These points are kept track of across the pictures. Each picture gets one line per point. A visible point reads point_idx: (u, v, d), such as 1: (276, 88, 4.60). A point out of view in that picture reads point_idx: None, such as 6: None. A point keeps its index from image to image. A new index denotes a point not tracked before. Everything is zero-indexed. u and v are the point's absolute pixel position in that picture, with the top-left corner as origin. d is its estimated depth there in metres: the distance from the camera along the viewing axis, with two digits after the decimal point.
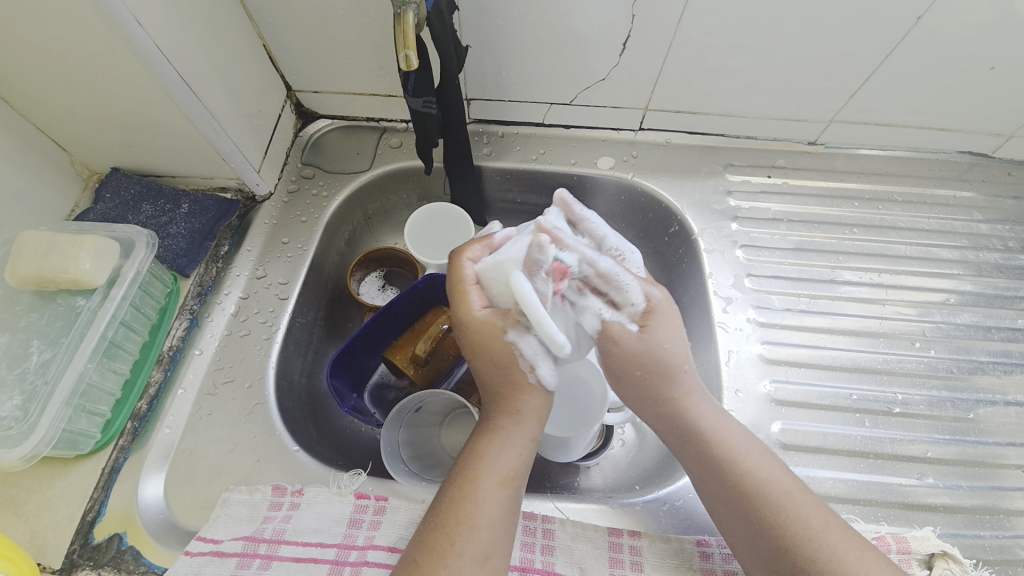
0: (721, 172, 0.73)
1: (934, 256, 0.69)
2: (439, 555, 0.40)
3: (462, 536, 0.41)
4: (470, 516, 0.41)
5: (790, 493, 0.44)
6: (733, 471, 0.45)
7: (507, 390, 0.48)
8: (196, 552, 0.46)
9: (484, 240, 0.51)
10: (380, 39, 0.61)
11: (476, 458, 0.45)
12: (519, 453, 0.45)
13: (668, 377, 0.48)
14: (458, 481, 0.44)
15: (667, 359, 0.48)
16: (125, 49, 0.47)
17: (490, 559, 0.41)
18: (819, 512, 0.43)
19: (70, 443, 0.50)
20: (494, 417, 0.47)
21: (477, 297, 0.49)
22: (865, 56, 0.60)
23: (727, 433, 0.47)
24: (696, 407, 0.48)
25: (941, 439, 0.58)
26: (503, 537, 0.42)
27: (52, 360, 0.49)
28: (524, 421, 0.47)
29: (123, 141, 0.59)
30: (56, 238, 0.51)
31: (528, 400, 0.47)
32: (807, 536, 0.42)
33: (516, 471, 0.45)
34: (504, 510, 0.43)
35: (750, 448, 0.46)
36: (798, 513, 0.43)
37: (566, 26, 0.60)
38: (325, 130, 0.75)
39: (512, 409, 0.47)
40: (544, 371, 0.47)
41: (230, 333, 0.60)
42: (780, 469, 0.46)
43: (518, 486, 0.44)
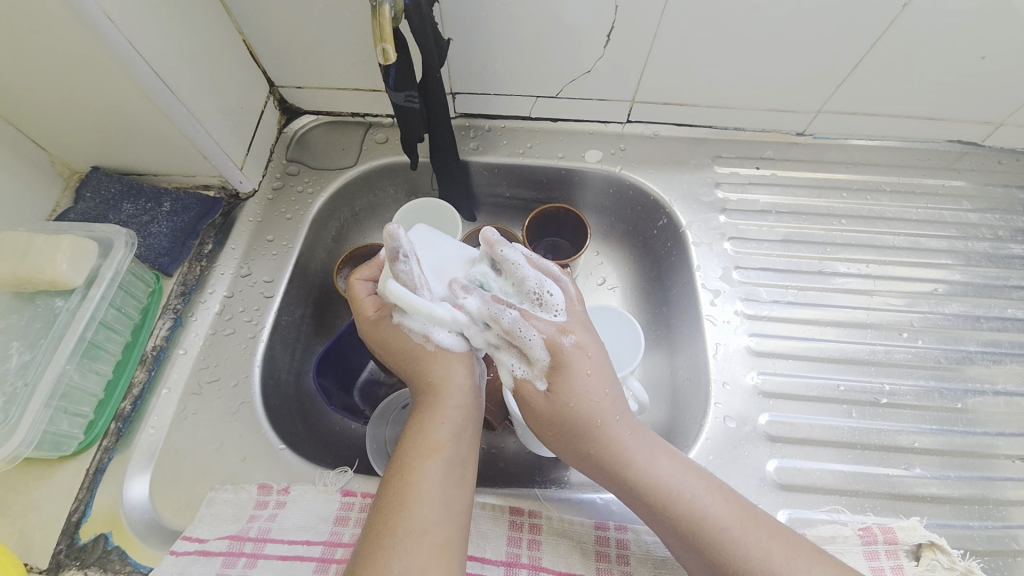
0: (709, 164, 0.73)
1: (923, 246, 0.69)
2: (377, 539, 0.40)
3: (397, 515, 0.40)
4: (404, 493, 0.42)
5: (731, 525, 0.42)
6: (669, 512, 0.44)
7: (423, 366, 0.48)
8: (181, 552, 0.45)
9: (371, 261, 0.54)
10: (361, 33, 0.60)
11: (405, 437, 0.45)
12: (446, 423, 0.45)
13: (580, 432, 0.46)
14: (392, 464, 0.44)
15: (577, 413, 0.45)
16: (97, 46, 0.47)
17: (430, 534, 0.40)
18: (763, 536, 0.42)
19: (53, 444, 0.49)
20: (419, 400, 0.48)
21: (370, 301, 0.52)
22: (853, 45, 0.59)
23: (659, 474, 0.45)
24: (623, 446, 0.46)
25: (929, 429, 0.58)
26: (443, 510, 0.41)
27: (31, 361, 0.49)
28: (447, 392, 0.47)
29: (102, 140, 0.58)
30: (32, 239, 0.51)
31: (445, 370, 0.48)
32: (749, 564, 0.41)
33: (447, 441, 0.45)
34: (437, 480, 0.42)
35: (685, 486, 0.44)
36: (739, 544, 0.41)
37: (550, 17, 0.59)
38: (311, 126, 0.74)
39: (430, 384, 0.48)
40: (441, 337, 0.48)
41: (215, 332, 0.59)
42: (717, 498, 0.44)
43: (451, 455, 0.44)
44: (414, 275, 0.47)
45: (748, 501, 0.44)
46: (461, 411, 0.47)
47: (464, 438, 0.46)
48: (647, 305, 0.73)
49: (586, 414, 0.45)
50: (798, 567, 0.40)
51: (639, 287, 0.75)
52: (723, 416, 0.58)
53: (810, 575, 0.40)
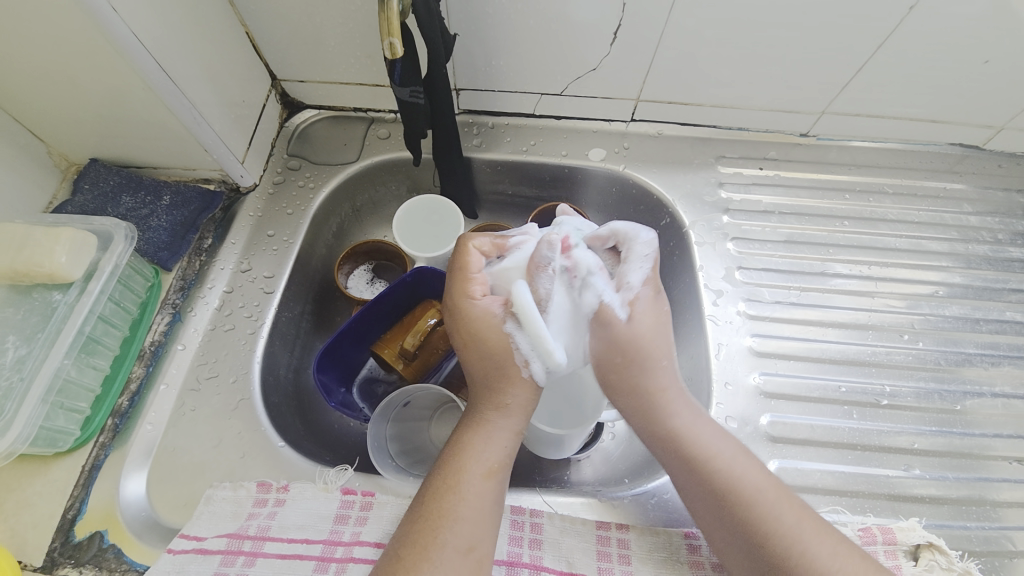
0: (713, 164, 0.73)
1: (924, 248, 0.69)
2: (422, 549, 0.39)
3: (447, 528, 0.40)
4: (455, 507, 0.41)
5: (765, 489, 0.43)
6: (708, 470, 0.44)
7: (500, 384, 0.47)
8: (178, 550, 0.45)
9: (496, 239, 0.53)
10: (365, 27, 0.60)
11: (461, 451, 0.44)
12: (505, 448, 0.45)
13: (640, 365, 0.47)
14: (442, 474, 0.43)
15: (643, 347, 0.48)
16: (100, 36, 0.46)
17: (475, 551, 0.40)
18: (794, 509, 0.42)
19: (49, 440, 0.49)
20: (478, 410, 0.47)
21: (478, 288, 0.50)
22: (858, 47, 0.59)
23: (700, 430, 0.46)
24: (671, 403, 0.47)
25: (929, 431, 0.59)
26: (489, 530, 0.42)
27: (28, 356, 0.48)
28: (511, 418, 0.46)
29: (101, 131, 0.57)
30: (29, 232, 0.50)
31: (516, 395, 0.47)
32: (784, 532, 0.41)
33: (502, 464, 0.44)
34: (489, 502, 0.42)
35: (724, 448, 0.45)
36: (773, 509, 0.42)
37: (556, 14, 0.58)
38: (312, 120, 0.73)
39: (499, 402, 0.47)
40: (537, 368, 0.47)
41: (214, 328, 0.59)
42: (753, 467, 0.45)
43: (503, 479, 0.44)
44: (552, 292, 0.48)
45: (783, 484, 0.44)
46: (519, 439, 0.46)
47: (514, 465, 0.46)
48: None
49: (653, 350, 0.48)
50: (827, 544, 0.41)
51: None
52: (724, 417, 0.58)
53: (840, 556, 0.40)
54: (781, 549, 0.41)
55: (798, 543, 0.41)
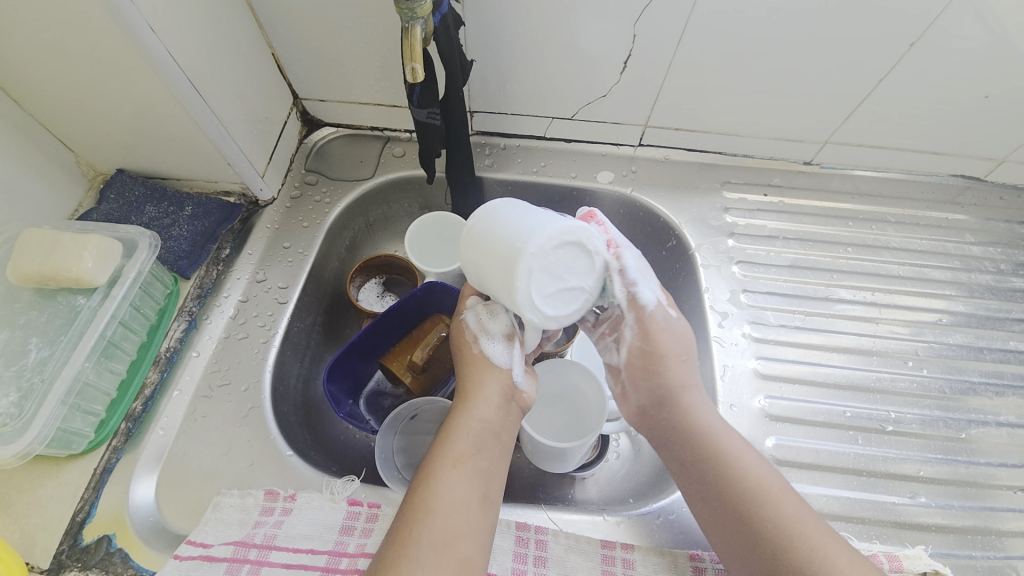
0: (718, 189, 0.75)
1: (927, 276, 0.70)
2: (400, 546, 0.40)
3: (420, 525, 0.41)
4: (425, 501, 0.42)
5: (776, 499, 0.45)
6: (722, 473, 0.47)
7: (461, 368, 0.51)
8: (185, 556, 0.45)
9: None
10: (386, 51, 0.63)
11: (433, 447, 0.46)
12: (469, 433, 0.46)
13: (665, 374, 0.51)
14: (415, 475, 0.45)
15: (667, 361, 0.51)
16: (138, 54, 0.48)
17: (454, 548, 0.40)
18: (808, 522, 0.43)
19: (64, 442, 0.49)
20: (452, 403, 0.50)
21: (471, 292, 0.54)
22: (859, 80, 0.62)
23: (724, 435, 0.49)
24: (691, 407, 0.50)
25: (934, 458, 0.59)
26: (465, 525, 0.41)
27: (50, 357, 0.49)
28: (475, 402, 0.48)
29: (130, 143, 0.60)
30: (59, 237, 0.52)
31: (489, 382, 0.49)
32: (790, 537, 0.43)
33: (470, 451, 0.45)
34: (462, 492, 0.43)
35: (747, 452, 0.48)
36: (784, 519, 0.44)
37: (569, 44, 0.61)
38: (330, 138, 0.76)
39: (465, 386, 0.50)
40: (492, 348, 0.50)
41: (228, 336, 0.60)
42: (774, 478, 0.46)
43: (475, 468, 0.45)
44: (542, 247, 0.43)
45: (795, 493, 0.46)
46: (485, 426, 0.47)
47: (488, 454, 0.46)
48: None
49: (676, 364, 0.51)
50: (840, 557, 0.41)
51: None
52: None
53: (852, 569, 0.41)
54: (789, 554, 0.42)
55: (805, 550, 0.42)
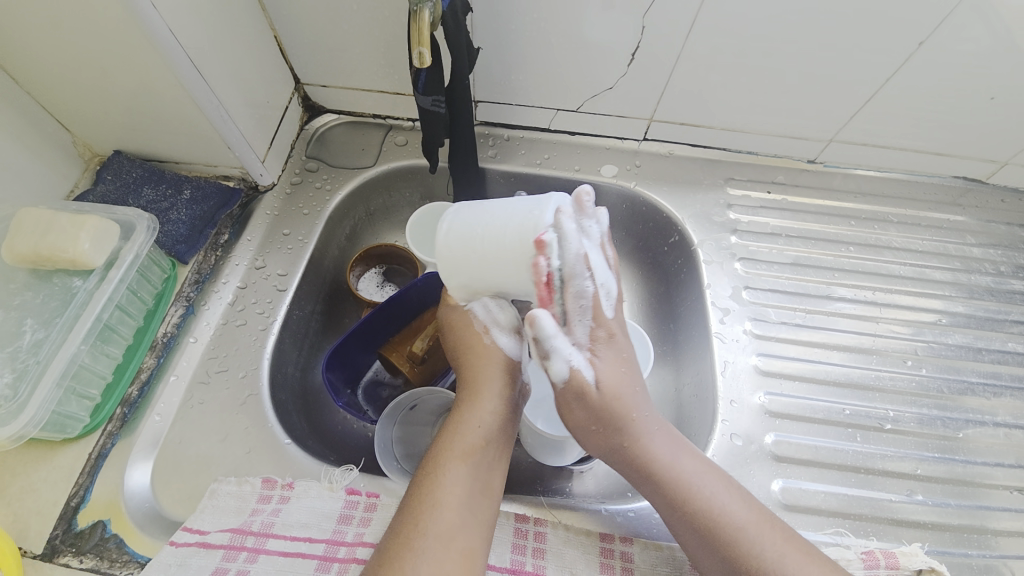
0: (722, 185, 0.74)
1: (927, 277, 0.70)
2: (406, 537, 0.39)
3: (428, 516, 0.40)
4: (432, 492, 0.42)
5: (748, 524, 0.43)
6: (691, 507, 0.44)
7: (469, 358, 0.50)
8: (181, 543, 0.45)
9: None
10: (391, 37, 0.62)
11: (441, 438, 0.46)
12: (480, 427, 0.45)
13: (618, 424, 0.46)
14: (421, 465, 0.44)
15: (620, 405, 0.46)
16: (140, 33, 0.47)
17: (459, 541, 0.40)
18: (778, 541, 0.42)
19: (58, 426, 0.49)
20: (461, 395, 0.49)
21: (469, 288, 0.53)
22: (867, 78, 0.62)
23: (682, 469, 0.46)
24: (647, 448, 0.46)
25: (930, 457, 0.59)
26: (471, 520, 0.41)
27: (45, 339, 0.48)
28: (484, 395, 0.47)
29: (129, 124, 0.59)
30: (54, 217, 0.51)
31: (495, 374, 0.49)
32: (762, 566, 0.41)
33: (479, 445, 0.45)
34: (469, 484, 0.42)
35: (706, 485, 0.45)
36: (756, 545, 0.42)
37: (576, 35, 0.61)
38: (332, 124, 0.75)
39: (476, 378, 0.49)
40: (499, 338, 0.50)
41: (226, 322, 0.59)
42: (738, 500, 0.45)
43: (482, 461, 0.44)
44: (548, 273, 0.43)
45: (763, 507, 0.45)
46: (495, 420, 0.46)
47: (496, 449, 0.46)
48: (656, 320, 0.74)
49: (626, 406, 0.46)
50: (811, 571, 0.41)
51: (646, 302, 0.75)
52: (729, 434, 0.58)
53: None
54: None
55: (777, 573, 0.41)
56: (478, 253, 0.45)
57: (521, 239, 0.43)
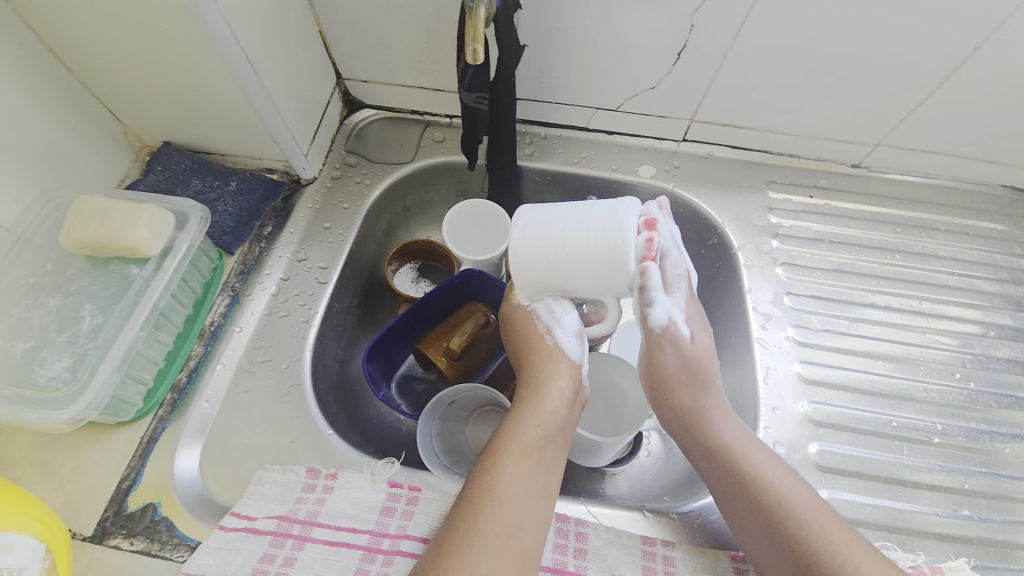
0: (763, 189, 0.73)
1: (975, 287, 0.68)
2: (465, 531, 0.40)
3: (488, 511, 0.41)
4: (493, 487, 0.42)
5: (813, 509, 0.44)
6: (758, 485, 0.46)
7: (529, 357, 0.51)
8: (230, 527, 0.46)
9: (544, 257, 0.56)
10: (436, 34, 0.62)
11: (500, 434, 0.46)
12: (540, 426, 0.46)
13: (701, 387, 0.51)
14: (480, 459, 0.45)
15: (705, 373, 0.51)
16: (199, 27, 0.48)
17: (518, 538, 0.40)
18: (842, 532, 0.43)
19: (113, 410, 0.50)
20: (520, 391, 0.50)
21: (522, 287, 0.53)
22: (921, 82, 0.60)
23: (751, 447, 0.48)
24: (719, 421, 0.50)
25: (978, 472, 0.58)
26: (530, 517, 0.42)
27: (103, 324, 0.50)
28: (543, 394, 0.48)
29: (179, 115, 0.60)
30: (114, 205, 0.52)
31: (555, 374, 0.49)
32: (829, 551, 0.42)
33: (538, 443, 0.45)
34: (527, 483, 0.43)
35: (772, 467, 0.47)
36: (821, 530, 0.43)
37: (622, 34, 0.60)
38: (370, 119, 0.75)
39: (535, 376, 0.49)
40: (561, 336, 0.51)
41: (270, 313, 0.60)
42: (802, 487, 0.46)
43: (540, 460, 0.45)
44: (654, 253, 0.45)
45: (824, 502, 0.46)
46: (554, 419, 0.47)
47: (554, 448, 0.46)
48: None
49: (711, 373, 0.51)
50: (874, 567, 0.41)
51: None
52: (772, 441, 0.57)
53: None
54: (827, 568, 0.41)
55: (843, 561, 0.41)
56: (555, 246, 0.44)
57: (605, 235, 0.43)
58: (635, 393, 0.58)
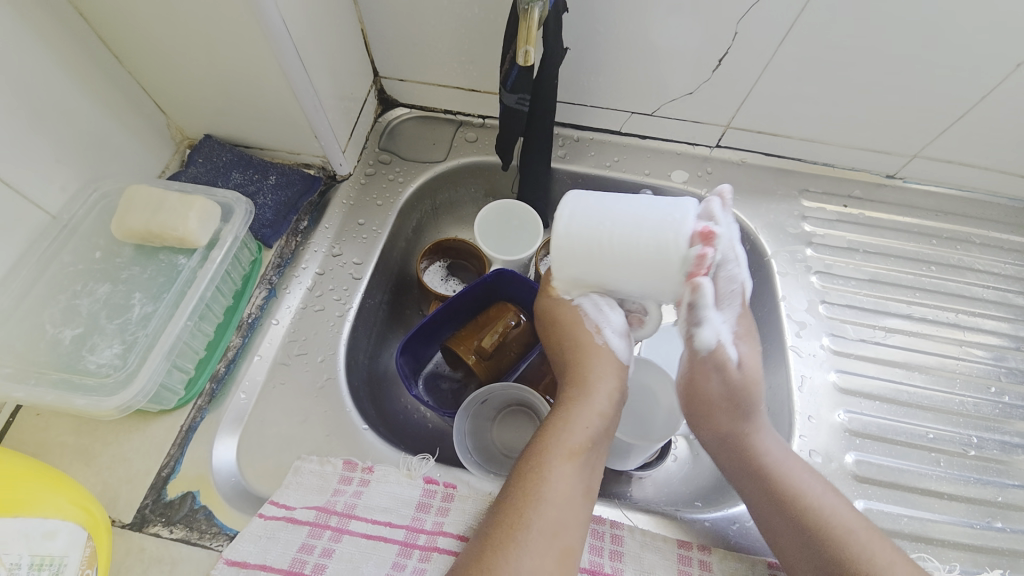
0: (796, 197, 0.73)
1: (1012, 302, 0.67)
2: (510, 528, 0.41)
3: (533, 510, 0.42)
4: (539, 486, 0.43)
5: (856, 530, 0.44)
6: (799, 504, 0.46)
7: (575, 356, 0.51)
8: (269, 516, 0.46)
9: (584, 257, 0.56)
10: (477, 35, 0.62)
11: (546, 433, 0.46)
12: (587, 427, 0.46)
13: (745, 411, 0.50)
14: (526, 456, 0.45)
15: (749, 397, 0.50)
16: (254, 21, 0.49)
17: (561, 538, 0.41)
18: (888, 552, 0.43)
19: (157, 398, 0.50)
20: (565, 390, 0.50)
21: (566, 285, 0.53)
22: (964, 94, 0.59)
23: (792, 468, 0.48)
24: (762, 442, 0.50)
25: (1017, 488, 0.57)
26: (573, 518, 0.42)
27: (154, 313, 0.50)
28: (589, 395, 0.48)
29: (223, 108, 0.60)
30: (165, 196, 0.53)
31: (601, 375, 0.50)
32: (874, 573, 0.42)
33: (585, 444, 0.46)
34: (572, 483, 0.44)
35: (814, 487, 0.47)
36: (865, 552, 0.43)
37: (664, 38, 0.60)
38: (404, 118, 0.76)
39: (581, 375, 0.50)
40: (611, 336, 0.51)
41: (305, 307, 0.61)
42: (844, 506, 0.46)
43: (585, 462, 0.45)
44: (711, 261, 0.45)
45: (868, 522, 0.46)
46: (602, 421, 0.47)
47: (599, 449, 0.47)
48: None
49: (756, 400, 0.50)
50: None
51: None
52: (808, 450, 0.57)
53: None
54: None
55: None
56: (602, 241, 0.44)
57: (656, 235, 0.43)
58: (668, 400, 0.59)
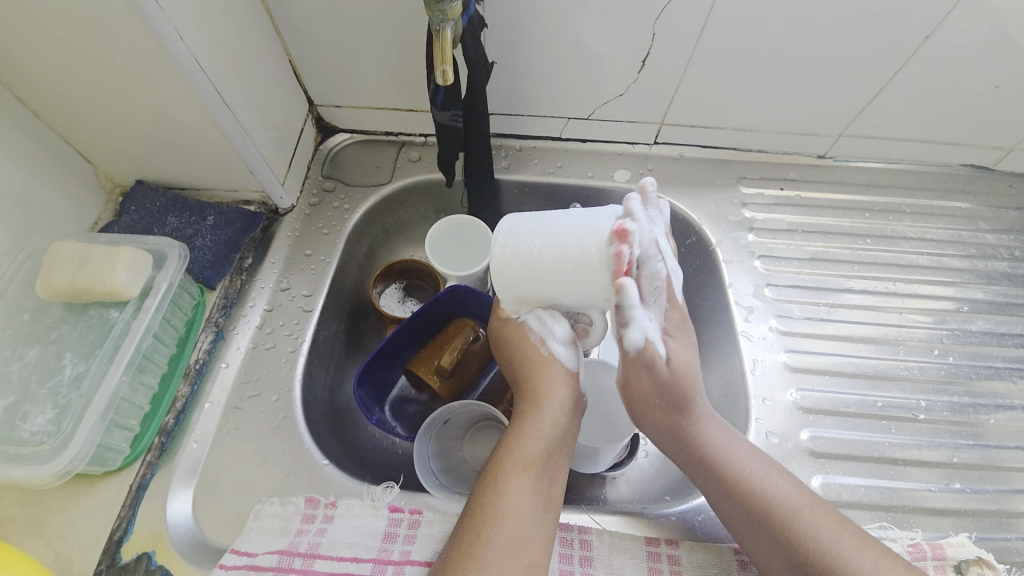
0: (735, 185, 0.75)
1: (944, 265, 0.71)
2: (468, 547, 0.41)
3: (490, 527, 0.42)
4: (496, 502, 0.43)
5: (801, 508, 0.45)
6: (745, 489, 0.46)
7: (529, 370, 0.51)
8: (231, 566, 0.45)
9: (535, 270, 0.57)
10: (405, 56, 0.63)
11: (503, 449, 0.47)
12: (542, 438, 0.47)
13: (682, 404, 0.49)
14: (483, 475, 0.45)
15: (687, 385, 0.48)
16: (168, 63, 0.48)
17: (520, 553, 0.41)
18: (833, 524, 0.44)
19: (100, 459, 0.49)
20: (519, 406, 0.50)
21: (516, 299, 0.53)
22: (873, 74, 0.63)
23: (735, 453, 0.48)
24: (704, 430, 0.49)
25: (964, 444, 0.59)
26: (532, 531, 0.42)
27: (86, 372, 0.49)
28: (545, 406, 0.48)
29: (151, 153, 0.59)
30: (90, 249, 0.51)
31: (555, 385, 0.50)
32: (818, 546, 0.43)
33: (542, 456, 0.46)
34: (529, 496, 0.44)
35: (757, 468, 0.47)
36: (809, 528, 0.44)
37: (587, 45, 0.62)
38: (345, 143, 0.75)
39: (534, 388, 0.50)
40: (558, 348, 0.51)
41: (255, 346, 0.59)
42: (788, 484, 0.47)
43: (543, 473, 0.45)
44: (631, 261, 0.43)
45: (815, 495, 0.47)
46: (557, 431, 0.48)
47: (557, 458, 0.47)
48: None
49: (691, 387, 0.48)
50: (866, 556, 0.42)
51: None
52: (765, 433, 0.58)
53: (880, 567, 0.42)
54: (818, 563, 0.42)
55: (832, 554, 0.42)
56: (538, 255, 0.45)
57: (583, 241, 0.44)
58: None
